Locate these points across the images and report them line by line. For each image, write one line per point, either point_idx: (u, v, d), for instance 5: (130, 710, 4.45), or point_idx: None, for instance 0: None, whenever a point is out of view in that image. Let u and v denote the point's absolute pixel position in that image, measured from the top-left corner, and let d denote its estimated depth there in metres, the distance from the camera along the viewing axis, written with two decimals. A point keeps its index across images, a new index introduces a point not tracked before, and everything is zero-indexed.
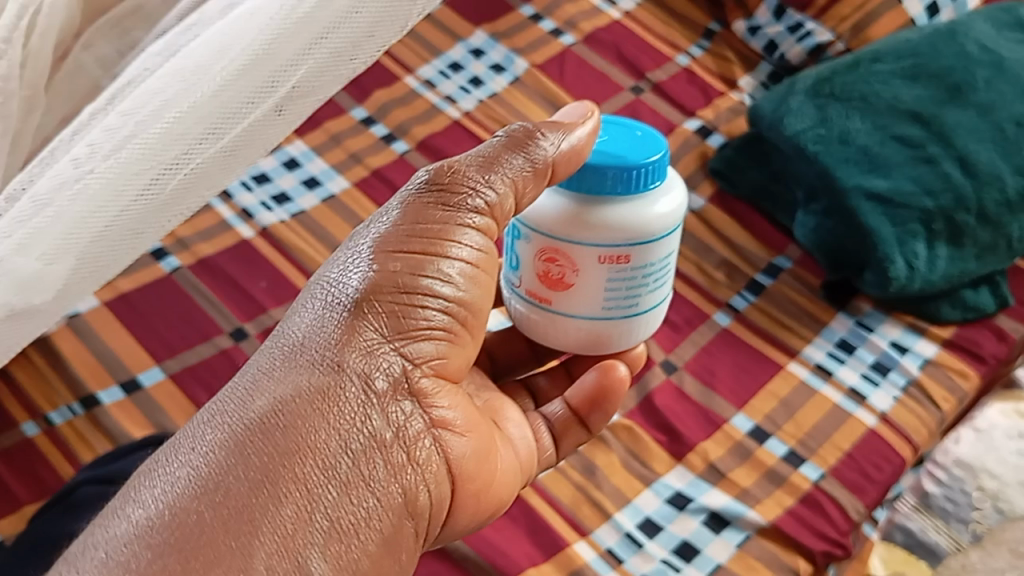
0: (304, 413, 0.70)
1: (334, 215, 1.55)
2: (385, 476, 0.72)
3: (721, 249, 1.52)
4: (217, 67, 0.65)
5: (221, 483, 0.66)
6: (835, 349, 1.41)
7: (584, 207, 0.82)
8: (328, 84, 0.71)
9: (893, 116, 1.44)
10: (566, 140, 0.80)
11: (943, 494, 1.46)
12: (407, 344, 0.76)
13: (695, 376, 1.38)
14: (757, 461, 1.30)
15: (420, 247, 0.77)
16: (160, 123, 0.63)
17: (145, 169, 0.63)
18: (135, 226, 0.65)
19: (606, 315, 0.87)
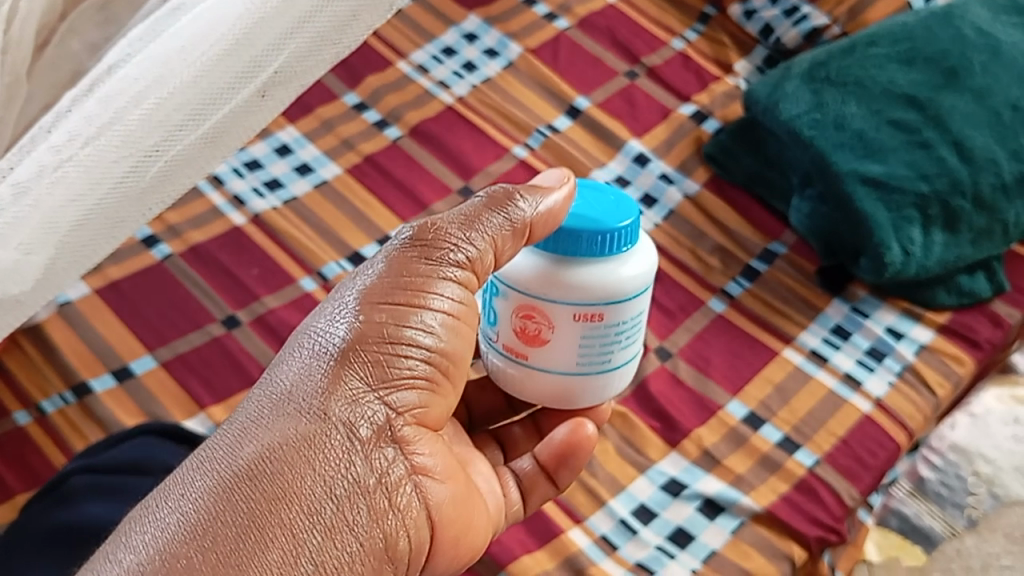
0: (290, 461, 0.69)
1: (325, 202, 1.54)
2: (367, 521, 0.71)
3: (715, 236, 1.50)
4: (197, 53, 0.65)
5: (209, 529, 0.65)
6: (829, 335, 1.40)
7: (559, 267, 0.82)
8: (306, 70, 0.73)
9: (888, 100, 1.43)
10: (542, 203, 0.80)
11: (937, 478, 1.47)
12: (392, 393, 0.75)
13: (688, 363, 1.38)
14: (752, 447, 1.29)
15: (403, 297, 0.76)
16: (140, 109, 0.63)
17: (124, 156, 0.63)
18: (115, 214, 0.65)
19: (581, 372, 0.87)
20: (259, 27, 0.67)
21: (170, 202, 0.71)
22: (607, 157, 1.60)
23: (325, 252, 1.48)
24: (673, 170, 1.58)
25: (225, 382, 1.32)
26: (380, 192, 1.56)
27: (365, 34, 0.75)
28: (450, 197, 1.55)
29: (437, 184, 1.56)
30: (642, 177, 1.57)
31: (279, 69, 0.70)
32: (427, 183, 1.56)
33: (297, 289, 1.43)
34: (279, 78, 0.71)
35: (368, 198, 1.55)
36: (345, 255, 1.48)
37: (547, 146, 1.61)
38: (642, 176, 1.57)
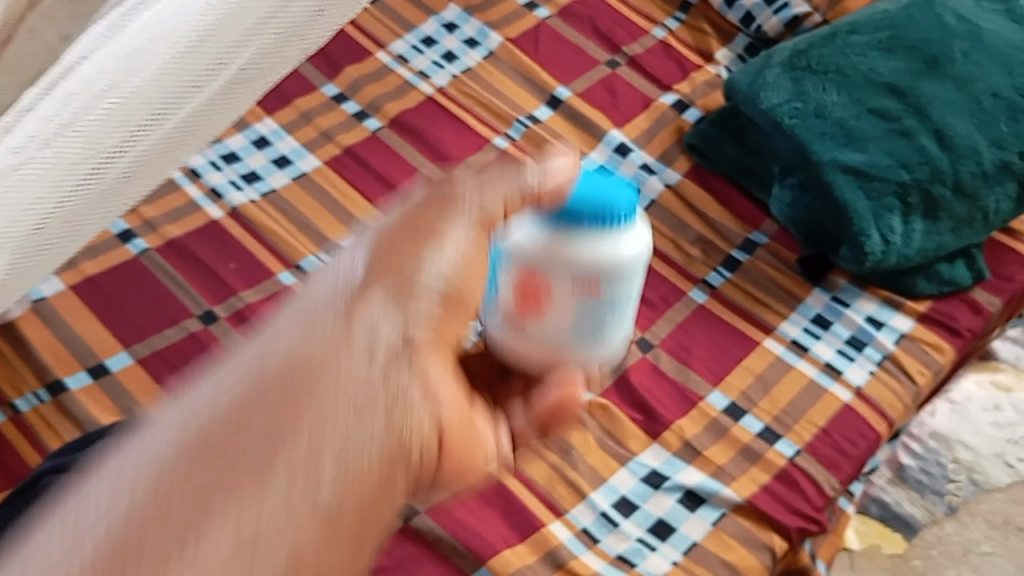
0: (247, 403, 0.64)
1: (304, 195, 1.53)
2: (359, 447, 0.64)
3: (697, 226, 1.50)
4: (159, 52, 0.63)
5: (195, 464, 0.60)
6: (810, 325, 1.40)
7: (553, 227, 0.76)
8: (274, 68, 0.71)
9: (869, 88, 1.42)
10: (545, 167, 0.76)
11: (918, 467, 1.52)
12: (367, 326, 0.69)
13: (669, 353, 1.37)
14: (733, 437, 1.30)
15: (412, 249, 0.73)
16: (99, 110, 0.61)
17: (84, 159, 0.61)
18: (75, 217, 0.63)
19: (578, 340, 0.80)
20: (225, 22, 0.65)
21: (138, 199, 0.69)
22: (588, 147, 1.59)
23: (304, 246, 1.47)
24: (654, 160, 1.57)
25: None
26: (359, 185, 1.54)
27: (334, 28, 0.73)
28: None
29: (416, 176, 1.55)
30: (623, 168, 1.56)
31: (246, 64, 0.68)
32: (406, 174, 1.55)
33: (275, 284, 1.42)
34: (247, 76, 0.69)
35: (347, 190, 1.53)
36: (325, 248, 1.47)
37: (527, 137, 1.60)
38: (623, 167, 1.56)
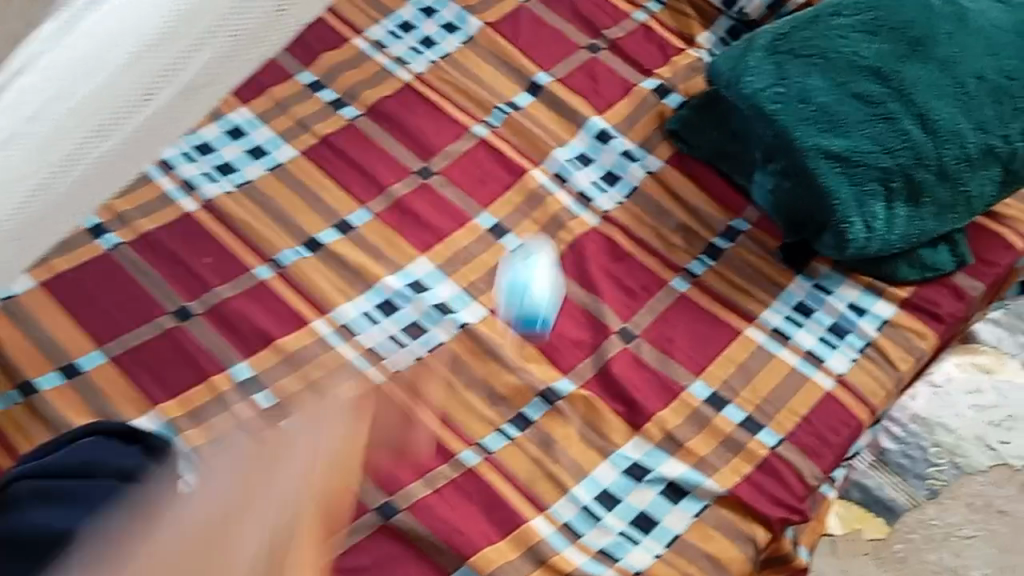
0: None
1: (281, 186, 1.51)
2: None
3: (678, 213, 1.48)
4: (111, 55, 0.63)
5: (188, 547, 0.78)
6: (792, 313, 1.39)
7: None
8: (231, 71, 0.71)
9: (852, 71, 1.40)
10: None
11: (899, 451, 1.50)
12: None
13: (651, 345, 1.36)
14: (717, 427, 1.29)
15: None
16: (47, 115, 0.62)
17: (36, 169, 0.63)
18: (37, 221, 0.66)
19: None
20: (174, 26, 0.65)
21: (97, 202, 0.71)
22: (568, 134, 1.57)
23: (282, 240, 1.46)
24: (636, 145, 1.55)
25: (179, 377, 1.33)
26: (336, 175, 1.52)
27: (297, 27, 0.73)
28: (408, 178, 1.52)
29: (395, 166, 1.53)
30: (605, 155, 1.55)
31: (206, 67, 0.69)
32: (384, 163, 1.53)
33: (252, 278, 1.42)
34: (205, 78, 0.69)
35: (324, 180, 1.51)
36: (301, 242, 1.46)
37: (507, 125, 1.58)
38: (605, 154, 1.55)
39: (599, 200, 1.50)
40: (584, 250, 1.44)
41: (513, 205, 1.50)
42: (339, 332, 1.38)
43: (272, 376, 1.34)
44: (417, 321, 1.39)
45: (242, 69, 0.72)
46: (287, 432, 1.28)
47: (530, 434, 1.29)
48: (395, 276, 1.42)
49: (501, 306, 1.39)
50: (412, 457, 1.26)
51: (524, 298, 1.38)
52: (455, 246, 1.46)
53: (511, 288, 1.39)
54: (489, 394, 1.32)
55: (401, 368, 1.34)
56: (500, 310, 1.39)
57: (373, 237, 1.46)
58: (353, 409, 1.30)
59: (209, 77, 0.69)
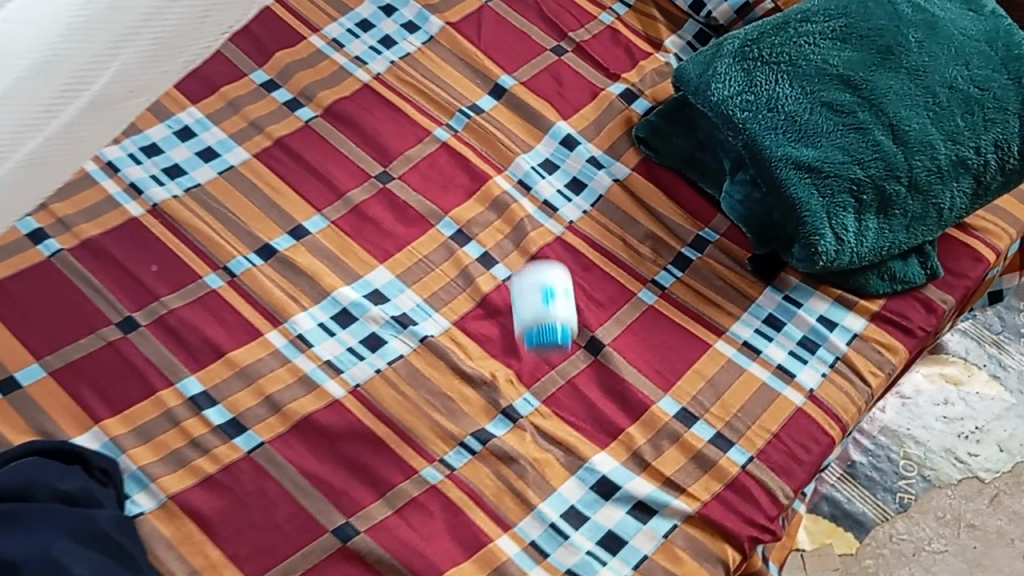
0: None
1: (232, 189, 1.44)
2: None
3: (646, 222, 1.44)
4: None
5: None
6: (762, 326, 1.36)
7: None
8: (146, 89, 0.47)
9: (822, 80, 1.37)
10: None
11: (869, 463, 1.52)
12: None
13: (620, 357, 1.32)
14: (686, 444, 1.25)
15: None
16: None
17: None
18: None
19: None
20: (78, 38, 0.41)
21: None
22: (533, 140, 1.52)
23: (233, 246, 1.39)
24: (602, 152, 1.51)
25: (124, 392, 1.26)
26: (291, 179, 1.46)
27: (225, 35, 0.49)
28: (367, 183, 1.46)
29: (353, 170, 1.47)
30: (571, 161, 1.50)
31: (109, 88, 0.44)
32: (341, 167, 1.47)
33: (202, 286, 1.35)
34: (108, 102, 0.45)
35: (278, 184, 1.45)
36: (253, 248, 1.39)
37: (469, 129, 1.53)
38: (571, 160, 1.50)
39: (565, 209, 1.46)
40: (550, 260, 1.39)
41: (476, 212, 1.45)
42: (294, 344, 1.31)
43: (223, 391, 1.27)
44: (375, 332, 1.33)
45: (160, 86, 0.48)
46: (237, 451, 1.22)
47: (496, 449, 1.23)
48: (352, 285, 1.36)
49: (537, 301, 1.33)
50: (372, 477, 1.21)
51: (566, 307, 1.34)
52: (415, 255, 1.40)
53: (556, 289, 1.35)
54: (450, 410, 1.27)
55: (358, 383, 1.28)
56: (534, 303, 1.33)
57: (330, 244, 1.40)
58: (307, 428, 1.24)
59: (128, 91, 0.45)
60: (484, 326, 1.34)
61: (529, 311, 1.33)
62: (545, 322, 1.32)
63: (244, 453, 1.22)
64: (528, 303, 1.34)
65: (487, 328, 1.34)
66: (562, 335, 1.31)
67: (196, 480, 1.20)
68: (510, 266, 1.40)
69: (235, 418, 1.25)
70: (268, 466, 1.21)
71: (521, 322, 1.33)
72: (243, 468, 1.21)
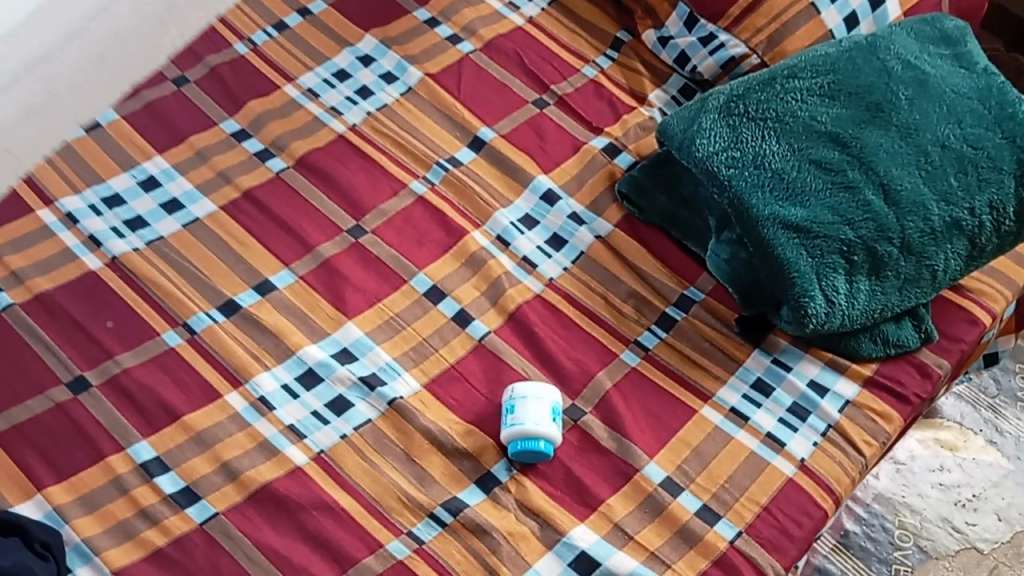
0: None
1: (196, 242, 1.38)
2: None
3: (629, 280, 1.39)
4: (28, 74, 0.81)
5: None
6: (750, 391, 1.29)
7: None
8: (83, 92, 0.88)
9: (810, 137, 1.33)
10: None
11: (863, 532, 1.44)
12: None
13: (601, 422, 1.25)
14: (670, 517, 1.18)
15: None
16: None
17: None
18: None
19: None
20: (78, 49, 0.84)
21: None
22: (513, 194, 1.47)
23: (194, 302, 1.32)
24: (584, 208, 1.46)
25: (71, 458, 1.18)
26: (258, 233, 1.39)
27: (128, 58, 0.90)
28: (338, 238, 1.40)
29: (324, 224, 1.41)
30: (551, 217, 1.45)
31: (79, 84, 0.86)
32: (312, 220, 1.41)
33: (159, 344, 1.28)
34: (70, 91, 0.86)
35: (244, 237, 1.39)
36: (216, 303, 1.32)
37: (446, 182, 1.48)
38: (551, 216, 1.45)
39: (544, 266, 1.40)
40: (528, 320, 1.33)
41: (451, 268, 1.39)
42: (255, 407, 1.24)
43: (177, 457, 1.19)
44: (341, 395, 1.25)
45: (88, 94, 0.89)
46: (188, 522, 1.15)
47: (467, 521, 1.16)
48: (320, 344, 1.30)
49: (543, 415, 1.19)
50: (333, 552, 1.13)
51: (555, 425, 1.20)
52: (387, 312, 1.34)
53: (557, 408, 1.22)
54: (419, 478, 1.19)
55: (322, 450, 1.21)
56: (540, 416, 1.19)
57: (297, 300, 1.33)
58: (266, 498, 1.16)
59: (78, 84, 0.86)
60: (457, 388, 1.27)
61: (534, 424, 1.18)
62: (539, 439, 1.18)
63: (196, 525, 1.14)
64: (534, 414, 1.19)
65: (460, 391, 1.27)
66: (548, 454, 1.20)
67: (143, 553, 1.12)
68: (488, 324, 1.34)
69: (188, 486, 1.17)
70: (222, 539, 1.13)
71: (518, 430, 1.18)
72: (195, 540, 1.13)
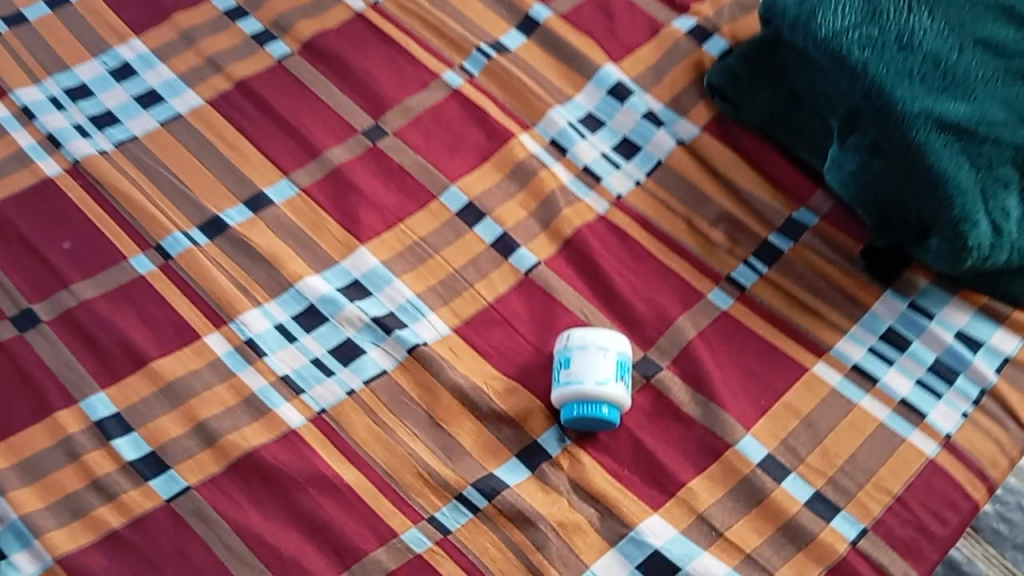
0: None
1: (177, 146, 1.12)
2: None
3: (720, 199, 1.08)
4: None
5: None
6: (880, 344, 1.00)
7: None
8: None
9: (972, 10, 1.00)
10: None
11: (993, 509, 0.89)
12: None
13: (682, 381, 0.97)
14: (772, 508, 0.90)
15: None
16: None
17: None
18: None
19: None
20: None
21: None
22: (572, 89, 1.17)
23: (171, 219, 1.06)
24: (662, 106, 1.16)
25: (12, 414, 0.94)
26: (253, 134, 1.12)
27: None
28: (351, 142, 1.12)
29: (334, 124, 1.13)
30: (621, 116, 1.15)
31: None
32: (319, 119, 1.13)
33: (126, 272, 1.03)
34: None
35: (235, 139, 1.12)
36: (197, 221, 1.06)
37: (489, 74, 1.18)
38: (621, 115, 1.15)
39: (611, 179, 1.11)
40: (588, 248, 1.04)
41: (492, 182, 1.10)
42: (240, 353, 0.98)
43: (142, 415, 0.94)
44: (349, 340, 0.99)
45: None
46: (153, 499, 0.90)
47: (506, 506, 0.89)
48: (325, 275, 1.03)
49: (604, 373, 0.92)
50: (333, 542, 0.87)
51: (622, 386, 0.92)
52: (409, 236, 1.06)
53: (626, 363, 0.94)
54: (446, 448, 0.93)
55: (323, 409, 0.95)
56: (604, 371, 0.92)
57: (298, 219, 1.06)
58: (251, 471, 0.91)
59: None
60: (497, 333, 1.00)
61: (592, 385, 0.91)
62: (600, 404, 0.91)
63: (162, 502, 0.89)
64: (592, 370, 0.92)
65: (500, 337, 1.00)
66: (612, 423, 0.92)
67: (94, 536, 0.87)
68: (537, 253, 1.05)
69: (153, 453, 0.92)
70: (194, 521, 0.88)
71: (572, 392, 0.91)
72: (159, 521, 0.88)
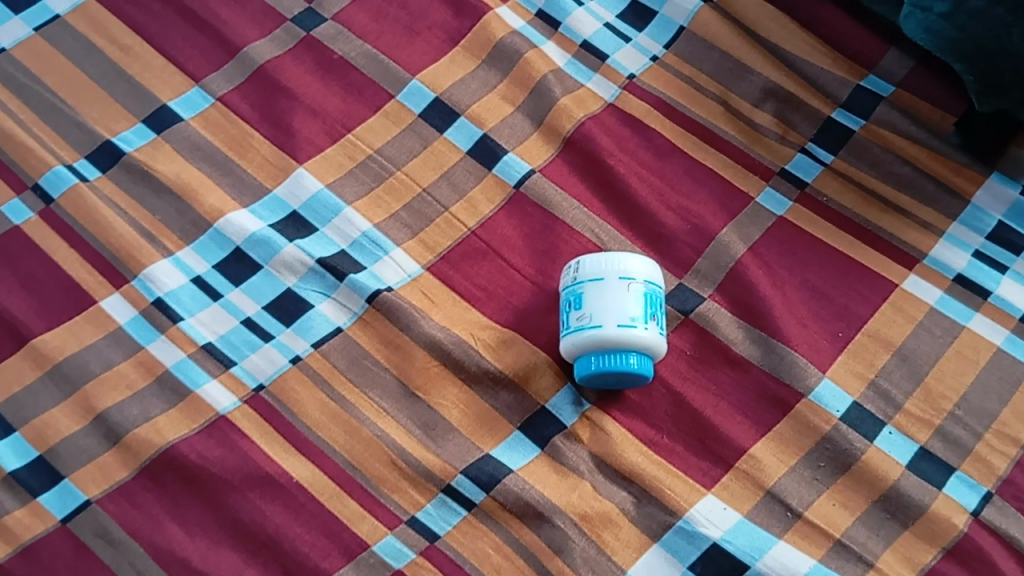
0: None
1: (56, 56, 0.87)
2: None
3: (762, 69, 0.84)
4: None
5: None
6: (987, 246, 0.76)
7: None
8: None
9: None
10: None
11: None
12: None
13: (731, 315, 0.73)
14: (863, 475, 0.67)
15: None
16: None
17: None
18: None
19: None
20: None
21: None
22: None
23: (53, 151, 0.82)
24: None
25: None
26: (153, 34, 0.88)
27: None
28: (280, 32, 0.88)
29: (256, 12, 0.89)
30: None
31: None
32: (237, 7, 0.89)
33: None
34: None
35: (129, 41, 0.88)
36: (85, 150, 0.83)
37: None
38: None
39: (619, 55, 0.87)
40: (596, 149, 0.80)
41: (465, 71, 0.86)
42: (148, 318, 0.74)
43: (25, 409, 0.71)
44: (290, 291, 0.76)
45: None
46: (44, 520, 0.67)
47: (509, 499, 0.66)
48: (253, 208, 0.80)
49: (629, 310, 0.68)
50: (284, 563, 0.65)
51: (654, 327, 0.69)
52: (362, 149, 0.82)
53: (658, 296, 0.70)
54: (426, 425, 0.70)
55: (260, 384, 0.72)
56: (628, 309, 0.68)
57: (215, 137, 0.83)
58: (172, 476, 0.68)
59: None
60: (483, 269, 0.76)
61: (614, 329, 0.67)
62: (628, 355, 0.68)
63: (56, 523, 0.66)
64: (614, 308, 0.68)
65: (488, 272, 0.76)
66: (645, 377, 0.69)
67: None
68: (528, 159, 0.81)
69: (43, 458, 0.69)
70: (98, 546, 0.65)
71: (588, 341, 0.68)
72: (53, 548, 0.65)
